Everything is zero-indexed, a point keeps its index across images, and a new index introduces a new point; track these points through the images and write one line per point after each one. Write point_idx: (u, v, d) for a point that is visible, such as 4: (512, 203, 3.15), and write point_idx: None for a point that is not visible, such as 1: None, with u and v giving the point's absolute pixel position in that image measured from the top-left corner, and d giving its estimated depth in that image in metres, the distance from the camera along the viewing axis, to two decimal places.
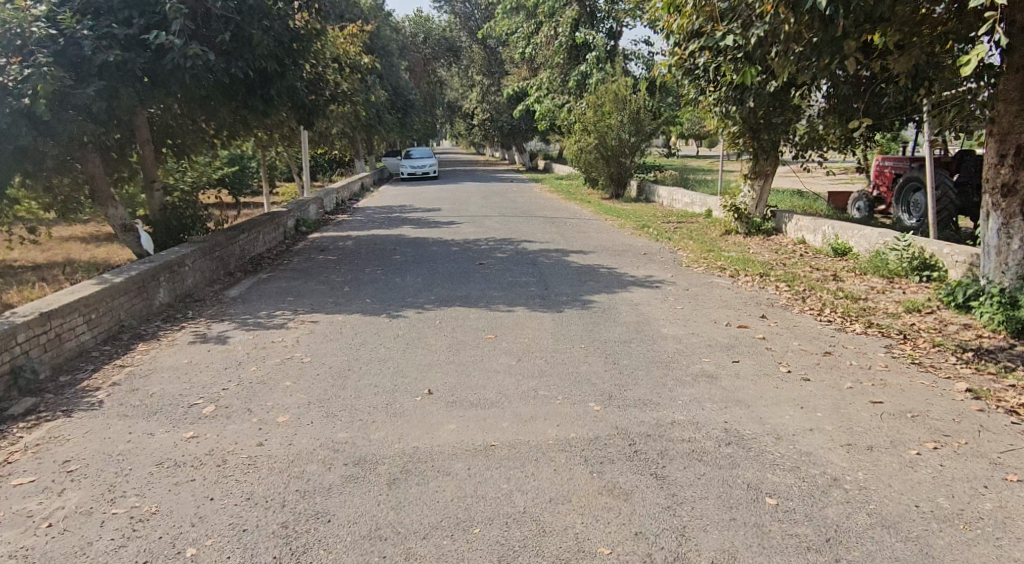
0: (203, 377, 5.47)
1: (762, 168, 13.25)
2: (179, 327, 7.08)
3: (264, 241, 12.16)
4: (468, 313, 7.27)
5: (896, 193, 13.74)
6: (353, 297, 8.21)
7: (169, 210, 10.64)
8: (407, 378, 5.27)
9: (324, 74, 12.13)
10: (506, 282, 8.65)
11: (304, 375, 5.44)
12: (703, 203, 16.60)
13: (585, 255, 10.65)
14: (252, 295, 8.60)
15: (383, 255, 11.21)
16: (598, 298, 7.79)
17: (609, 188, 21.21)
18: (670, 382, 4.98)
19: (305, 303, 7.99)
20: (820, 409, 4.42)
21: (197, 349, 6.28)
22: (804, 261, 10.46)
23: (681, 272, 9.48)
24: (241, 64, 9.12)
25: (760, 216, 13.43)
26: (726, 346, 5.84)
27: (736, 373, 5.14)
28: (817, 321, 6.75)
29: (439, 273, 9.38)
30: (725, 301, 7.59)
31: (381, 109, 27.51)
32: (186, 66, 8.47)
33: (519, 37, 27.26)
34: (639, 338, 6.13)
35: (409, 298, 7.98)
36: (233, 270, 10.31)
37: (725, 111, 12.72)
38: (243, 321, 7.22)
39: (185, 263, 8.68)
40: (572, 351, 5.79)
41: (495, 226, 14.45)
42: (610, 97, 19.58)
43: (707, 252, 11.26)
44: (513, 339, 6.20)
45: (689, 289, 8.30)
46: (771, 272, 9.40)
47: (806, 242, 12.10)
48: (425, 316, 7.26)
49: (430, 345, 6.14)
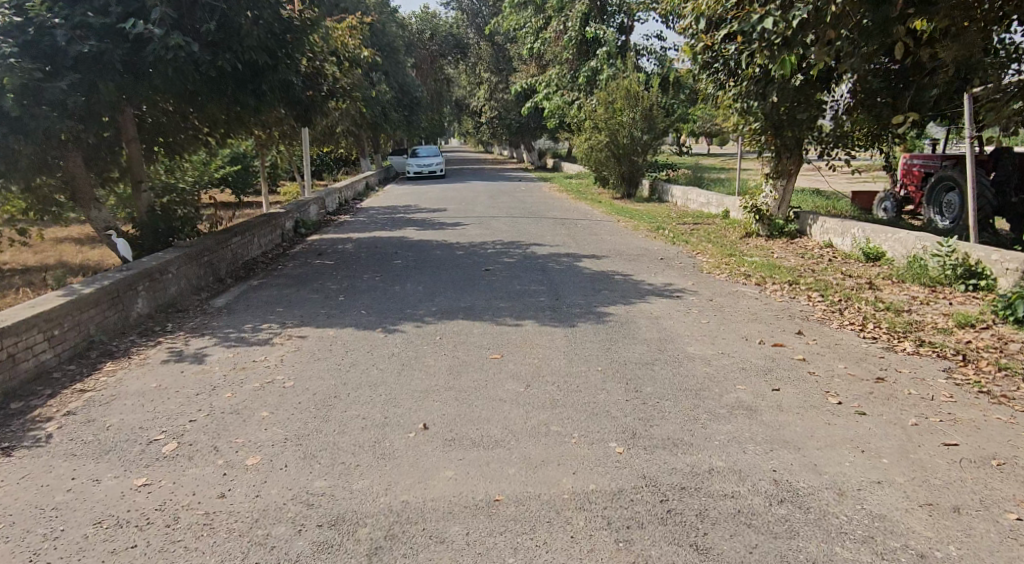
0: (170, 406, 4.82)
1: (784, 166, 12.51)
2: (154, 343, 6.44)
3: (260, 243, 11.54)
4: (472, 327, 6.62)
5: (928, 193, 13.12)
6: (348, 308, 7.57)
7: (158, 212, 10.03)
8: (400, 408, 4.62)
9: (321, 68, 11.54)
10: (514, 291, 8.01)
11: (284, 404, 4.78)
12: (720, 203, 15.90)
13: (598, 261, 9.96)
14: (239, 305, 7.96)
15: (384, 260, 10.56)
16: (615, 311, 7.10)
17: (620, 188, 20.54)
18: (702, 416, 4.30)
19: (295, 315, 7.36)
20: (886, 454, 3.74)
21: (169, 370, 5.63)
22: (834, 267, 9.75)
23: (703, 279, 8.78)
24: (229, 56, 8.53)
25: (783, 218, 12.69)
26: (762, 371, 5.16)
27: (777, 405, 4.45)
28: (860, 338, 6.06)
29: (442, 281, 8.74)
30: (755, 315, 6.89)
31: (386, 106, 26.88)
32: (169, 58, 7.88)
33: (527, 33, 26.54)
34: (663, 360, 5.45)
35: (408, 310, 7.34)
36: (224, 276, 9.70)
37: (746, 107, 12.02)
38: (225, 337, 6.58)
39: (168, 270, 8.04)
40: (588, 375, 5.12)
41: (503, 229, 13.79)
42: (620, 93, 18.91)
43: (729, 257, 10.55)
44: (521, 360, 5.54)
45: (712, 300, 7.60)
46: (801, 280, 8.71)
47: (833, 245, 11.37)
48: (425, 330, 6.61)
49: (428, 366, 5.50)
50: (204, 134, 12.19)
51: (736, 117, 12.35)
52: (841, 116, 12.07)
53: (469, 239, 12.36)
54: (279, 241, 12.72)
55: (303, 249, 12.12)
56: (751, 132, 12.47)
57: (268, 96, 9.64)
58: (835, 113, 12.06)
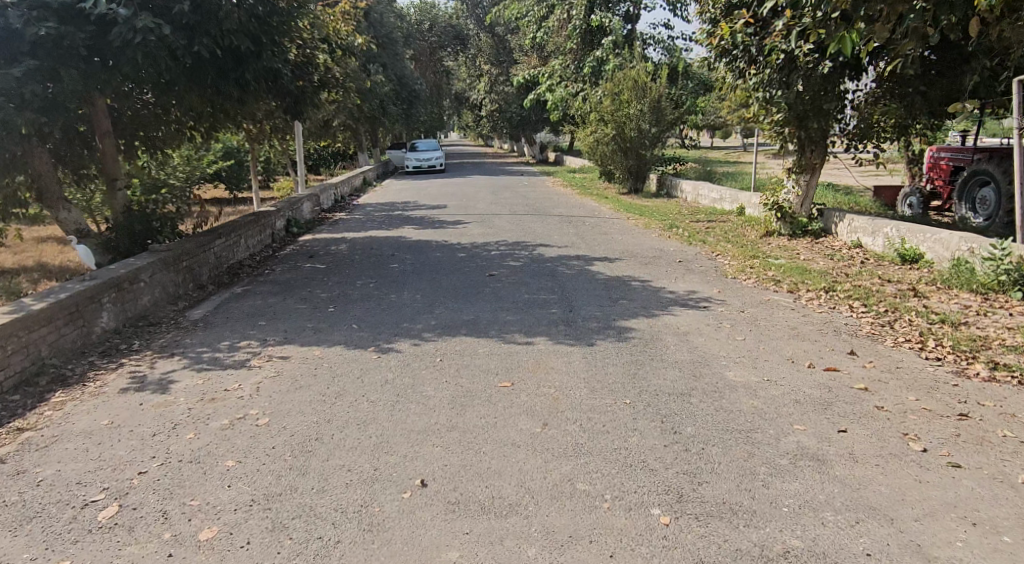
0: (117, 451, 4.03)
1: (808, 160, 11.75)
2: (115, 366, 5.64)
3: (247, 245, 10.76)
4: (476, 346, 5.86)
5: (960, 188, 12.39)
6: (339, 321, 6.79)
7: (134, 211, 9.26)
8: (393, 456, 3.85)
9: (313, 56, 10.71)
10: (522, 301, 7.24)
11: (256, 448, 4.02)
12: (735, 199, 15.09)
13: (612, 265, 9.19)
14: (218, 317, 7.17)
15: (380, 263, 9.79)
16: (636, 325, 6.32)
17: (627, 182, 19.72)
18: (760, 470, 3.53)
19: (278, 329, 6.58)
20: (1004, 529, 3.03)
21: (127, 402, 4.85)
22: (870, 269, 9.01)
23: (730, 286, 8.00)
24: (207, 42, 7.72)
25: (806, 216, 11.88)
26: (819, 404, 4.39)
27: (849, 454, 3.68)
28: (923, 360, 5.30)
29: (443, 288, 7.98)
30: (796, 330, 6.11)
31: (384, 99, 26.03)
32: (139, 41, 7.12)
33: (529, 22, 25.66)
34: (701, 391, 4.66)
35: (405, 324, 6.58)
36: (206, 281, 8.93)
37: (769, 97, 11.16)
38: (197, 358, 5.79)
39: (139, 277, 7.26)
40: (615, 411, 4.35)
41: (507, 228, 13.00)
42: (627, 84, 18.14)
43: (752, 260, 9.78)
44: (536, 390, 4.75)
45: (744, 311, 6.82)
46: (836, 286, 7.95)
47: (863, 245, 10.60)
48: (425, 349, 5.85)
49: (429, 396, 4.73)
50: (188, 129, 11.39)
51: (757, 109, 11.53)
52: (865, 103, 11.35)
53: (471, 240, 11.58)
54: (268, 242, 11.93)
55: (294, 250, 11.32)
56: (773, 124, 11.70)
57: (253, 85, 8.86)
58: (858, 101, 11.33)
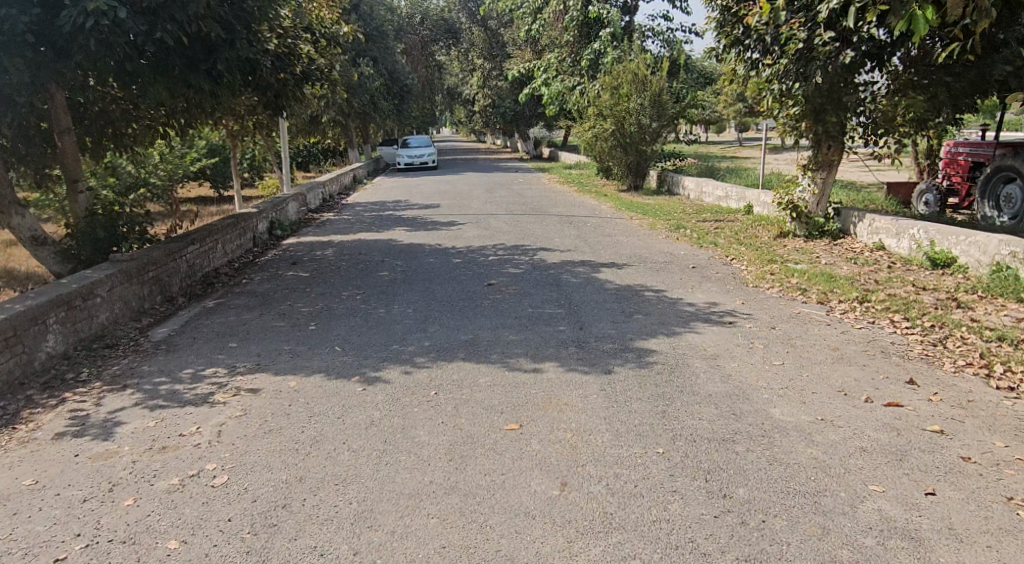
0: (34, 527, 3.30)
1: (825, 156, 10.92)
2: (56, 403, 4.87)
3: (224, 251, 9.96)
4: (475, 375, 5.08)
5: (983, 184, 11.67)
6: (320, 342, 6.01)
7: (96, 216, 8.46)
8: (380, 535, 3.11)
9: (296, 46, 9.87)
10: (526, 318, 6.48)
11: (208, 520, 3.27)
12: (741, 197, 14.39)
13: (621, 272, 8.44)
14: (183, 338, 6.39)
15: (368, 271, 9.00)
16: (657, 347, 5.57)
17: (626, 179, 18.94)
18: (842, 556, 2.85)
19: (250, 353, 5.80)
20: None
21: (60, 451, 4.08)
22: (900, 275, 8.27)
23: (753, 296, 7.25)
24: (171, 28, 6.92)
25: (822, 216, 11.10)
26: (891, 452, 3.64)
27: (947, 529, 2.99)
28: (997, 391, 4.55)
29: (437, 301, 7.21)
30: (840, 353, 5.35)
31: (376, 95, 25.19)
32: (90, 26, 6.38)
33: (524, 14, 24.88)
34: (748, 435, 3.91)
35: (393, 346, 5.80)
36: (175, 293, 8.13)
37: (785, 89, 10.51)
38: (154, 391, 5.02)
39: (95, 293, 6.49)
40: (647, 466, 3.61)
41: (504, 229, 12.21)
42: (627, 77, 17.42)
43: (771, 265, 9.04)
44: (549, 437, 4.01)
45: (775, 328, 6.06)
46: (870, 295, 7.20)
47: (885, 247, 9.83)
48: (416, 379, 5.08)
49: (422, 445, 3.98)
50: (160, 125, 10.59)
51: (771, 102, 10.94)
52: (880, 97, 10.65)
53: (466, 244, 10.80)
54: (249, 247, 11.12)
55: (275, 256, 10.53)
56: (787, 118, 11.03)
57: (225, 77, 8.08)
58: (871, 96, 10.61)
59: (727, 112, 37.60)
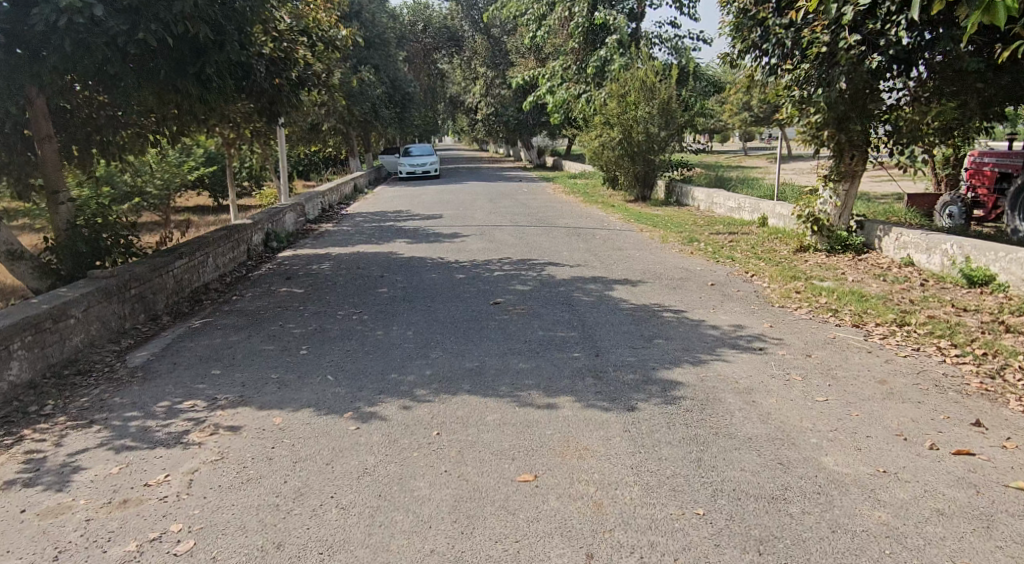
0: None
1: (848, 166, 10.41)
2: (11, 443, 4.34)
3: (215, 264, 9.44)
4: (482, 413, 4.52)
5: (1013, 196, 11.12)
6: (311, 370, 5.46)
7: (78, 228, 7.95)
8: None
9: (292, 50, 9.37)
10: (537, 343, 5.94)
11: None
12: (755, 209, 13.85)
13: (636, 290, 7.90)
14: (162, 363, 5.86)
15: (366, 287, 8.46)
16: (683, 378, 5.02)
17: (633, 189, 18.41)
18: None
19: (233, 383, 5.25)
20: None
21: (7, 506, 3.58)
22: (936, 294, 7.71)
23: (781, 319, 6.70)
24: (154, 28, 6.43)
25: (845, 229, 10.55)
26: (975, 518, 3.12)
27: None
28: None
29: (439, 322, 6.67)
30: (889, 387, 4.79)
31: (378, 103, 24.70)
32: (65, 25, 5.94)
33: (528, 21, 24.43)
34: (801, 492, 3.36)
35: (391, 376, 5.25)
36: (159, 311, 7.60)
37: (806, 96, 9.98)
38: (122, 428, 4.48)
39: (69, 314, 5.98)
40: (688, 533, 3.11)
41: (510, 242, 11.68)
42: (634, 84, 16.96)
43: (794, 282, 8.49)
44: (568, 492, 3.48)
45: (811, 356, 5.51)
46: (908, 317, 6.64)
47: (914, 263, 9.28)
48: (417, 416, 4.53)
49: (422, 503, 3.45)
50: (152, 133, 10.09)
51: (790, 110, 10.27)
52: (901, 107, 10.06)
53: (470, 258, 10.26)
54: (242, 260, 10.58)
55: (270, 270, 9.99)
56: (807, 127, 10.27)
57: (215, 81, 7.60)
58: (894, 104, 10.06)
59: (733, 121, 37.11)
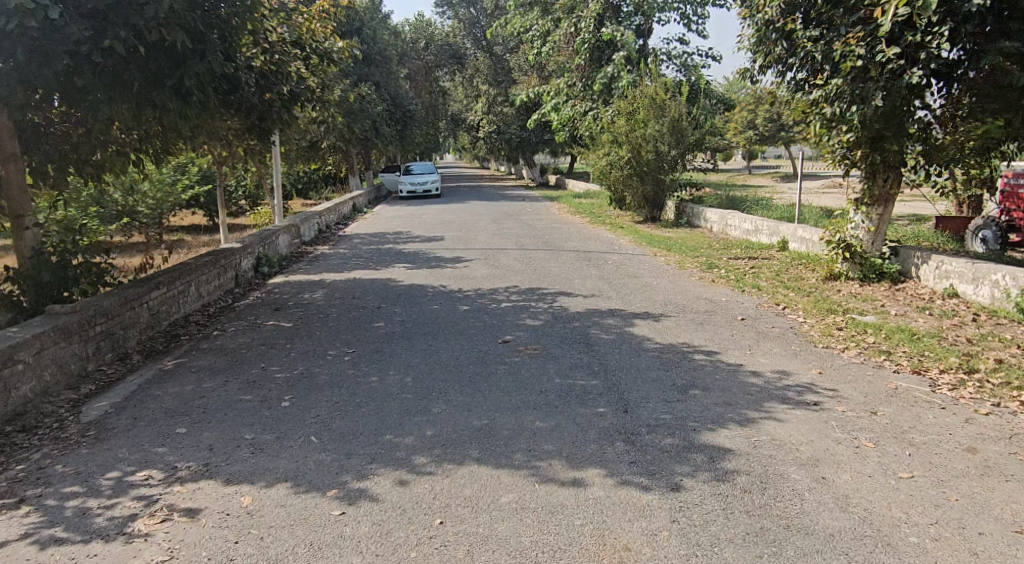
0: None
1: (882, 189, 9.69)
2: None
3: (197, 292, 8.65)
4: (496, 490, 3.73)
5: None
6: (292, 430, 4.65)
7: (44, 254, 7.17)
8: None
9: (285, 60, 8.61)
10: (555, 394, 5.13)
11: None
12: (774, 231, 13.10)
13: (660, 327, 7.10)
14: (123, 417, 5.06)
15: (362, 321, 7.66)
16: (732, 444, 4.22)
17: (642, 210, 17.64)
18: None
19: (199, 445, 4.45)
20: None
21: None
22: (995, 332, 6.91)
23: (830, 363, 5.90)
24: (121, 35, 5.69)
25: (878, 255, 9.77)
26: None
27: None
28: None
29: (441, 367, 5.86)
30: (981, 457, 4.01)
31: (379, 121, 24.01)
32: (17, 30, 5.20)
33: (533, 36, 23.79)
34: None
35: (386, 438, 4.46)
36: (129, 350, 6.80)
37: (837, 113, 9.03)
38: (56, 511, 3.68)
39: (16, 358, 5.19)
40: None
41: (515, 268, 10.91)
42: (643, 102, 16.27)
43: (832, 316, 7.70)
44: None
45: (876, 413, 4.71)
46: (977, 361, 5.81)
47: (958, 293, 8.50)
48: (415, 494, 3.73)
49: None
50: (133, 151, 9.32)
51: (819, 127, 9.47)
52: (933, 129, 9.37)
53: (474, 286, 9.47)
54: (229, 287, 9.80)
55: (258, 300, 9.20)
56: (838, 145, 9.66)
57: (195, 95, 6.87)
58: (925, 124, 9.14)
59: (738, 139, 36.45)
